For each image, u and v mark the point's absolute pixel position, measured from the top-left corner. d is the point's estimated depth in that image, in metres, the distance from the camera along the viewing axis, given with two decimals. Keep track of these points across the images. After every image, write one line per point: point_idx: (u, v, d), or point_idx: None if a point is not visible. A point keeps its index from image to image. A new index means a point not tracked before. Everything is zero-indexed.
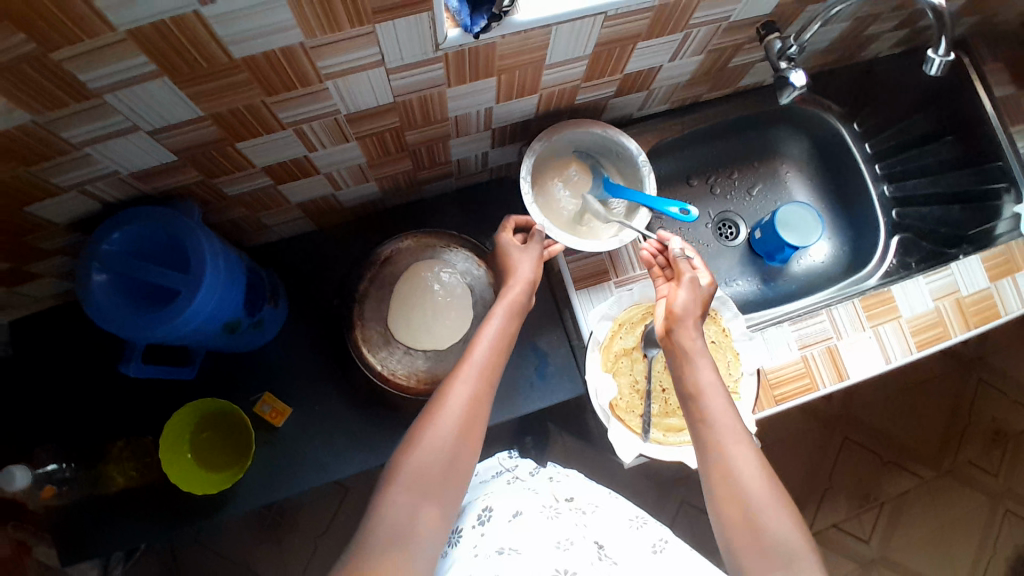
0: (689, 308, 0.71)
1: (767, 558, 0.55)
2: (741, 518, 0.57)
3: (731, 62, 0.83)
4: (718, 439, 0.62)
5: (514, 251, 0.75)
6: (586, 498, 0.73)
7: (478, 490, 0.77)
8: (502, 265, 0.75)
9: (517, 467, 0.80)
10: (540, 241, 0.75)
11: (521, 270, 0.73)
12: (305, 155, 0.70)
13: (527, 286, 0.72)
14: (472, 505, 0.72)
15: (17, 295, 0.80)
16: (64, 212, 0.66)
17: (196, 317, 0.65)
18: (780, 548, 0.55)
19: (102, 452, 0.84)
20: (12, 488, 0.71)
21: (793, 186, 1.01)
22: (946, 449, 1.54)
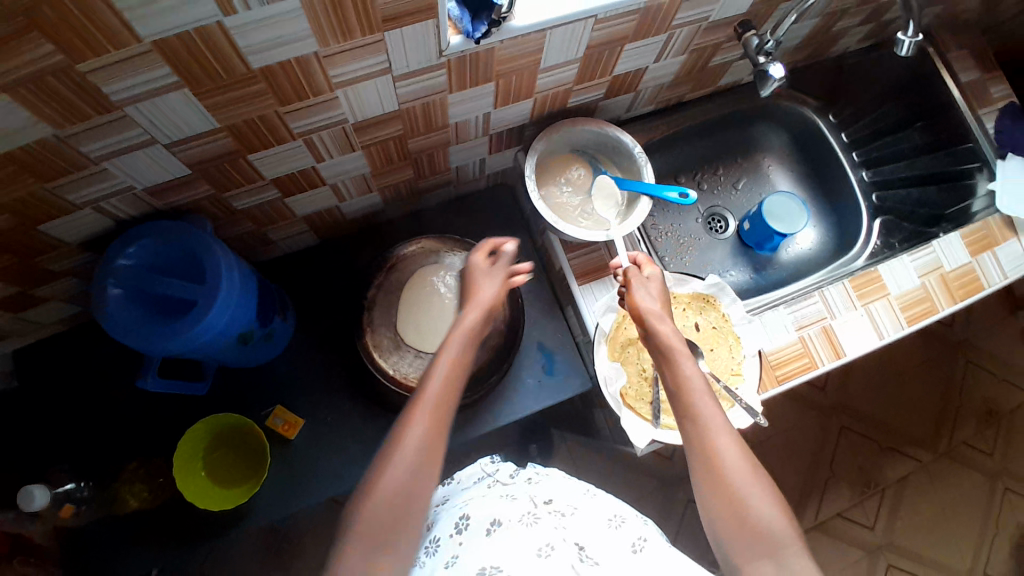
0: (653, 308, 0.69)
1: (754, 545, 0.55)
2: (723, 506, 0.57)
3: (712, 61, 0.88)
4: (704, 427, 0.60)
5: (479, 275, 0.69)
6: (564, 500, 0.71)
7: (460, 495, 0.77)
8: (466, 289, 0.69)
9: (498, 471, 0.81)
10: (505, 268, 0.70)
11: (483, 294, 0.67)
12: (312, 166, 0.73)
13: (483, 311, 0.65)
14: (451, 513, 0.71)
15: (25, 320, 0.80)
16: (76, 230, 0.67)
17: (211, 329, 0.66)
18: (767, 538, 0.55)
19: (113, 476, 0.83)
20: (31, 506, 0.71)
21: (775, 178, 1.04)
22: (942, 431, 1.58)
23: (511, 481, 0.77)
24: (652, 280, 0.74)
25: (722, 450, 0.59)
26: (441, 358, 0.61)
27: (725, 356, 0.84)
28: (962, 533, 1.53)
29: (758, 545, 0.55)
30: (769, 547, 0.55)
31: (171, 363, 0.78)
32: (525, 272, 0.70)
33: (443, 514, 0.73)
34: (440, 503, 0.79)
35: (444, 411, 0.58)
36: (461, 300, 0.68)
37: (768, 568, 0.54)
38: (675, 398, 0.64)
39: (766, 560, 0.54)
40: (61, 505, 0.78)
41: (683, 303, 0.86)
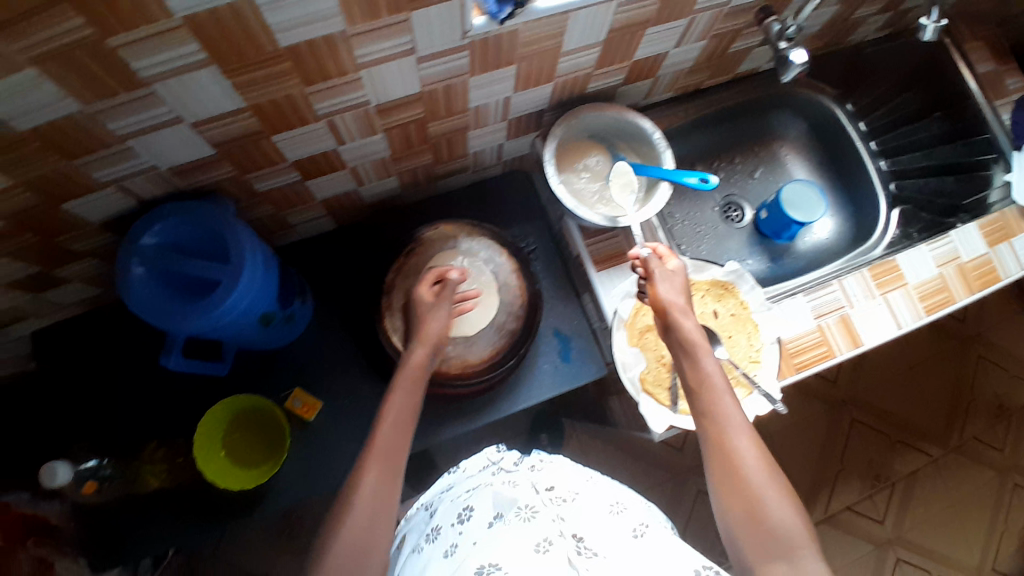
0: (678, 302, 0.70)
1: (768, 545, 0.55)
2: (740, 501, 0.57)
3: (731, 48, 0.87)
4: (726, 423, 0.62)
5: (425, 309, 0.77)
6: (566, 485, 0.74)
7: (466, 482, 0.79)
8: (416, 323, 0.77)
9: (502, 458, 0.82)
10: (450, 296, 0.78)
11: (431, 329, 0.76)
12: (333, 149, 0.73)
13: (430, 349, 0.74)
14: (455, 502, 0.73)
15: (44, 300, 0.81)
16: (100, 209, 0.67)
17: (233, 311, 0.66)
18: (781, 537, 0.55)
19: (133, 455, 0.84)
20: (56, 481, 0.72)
21: (792, 167, 1.04)
22: (953, 425, 1.58)
23: (515, 468, 0.79)
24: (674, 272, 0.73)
25: (742, 445, 0.60)
26: (388, 402, 0.68)
27: (744, 345, 0.84)
28: (972, 528, 1.53)
29: (774, 543, 0.55)
30: (783, 551, 0.54)
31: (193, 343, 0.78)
32: (473, 297, 0.83)
33: (447, 502, 0.75)
34: (446, 488, 0.82)
35: (394, 453, 0.64)
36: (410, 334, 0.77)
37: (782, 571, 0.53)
38: (693, 395, 0.65)
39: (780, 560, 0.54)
40: (84, 483, 0.77)
41: (702, 291, 0.86)
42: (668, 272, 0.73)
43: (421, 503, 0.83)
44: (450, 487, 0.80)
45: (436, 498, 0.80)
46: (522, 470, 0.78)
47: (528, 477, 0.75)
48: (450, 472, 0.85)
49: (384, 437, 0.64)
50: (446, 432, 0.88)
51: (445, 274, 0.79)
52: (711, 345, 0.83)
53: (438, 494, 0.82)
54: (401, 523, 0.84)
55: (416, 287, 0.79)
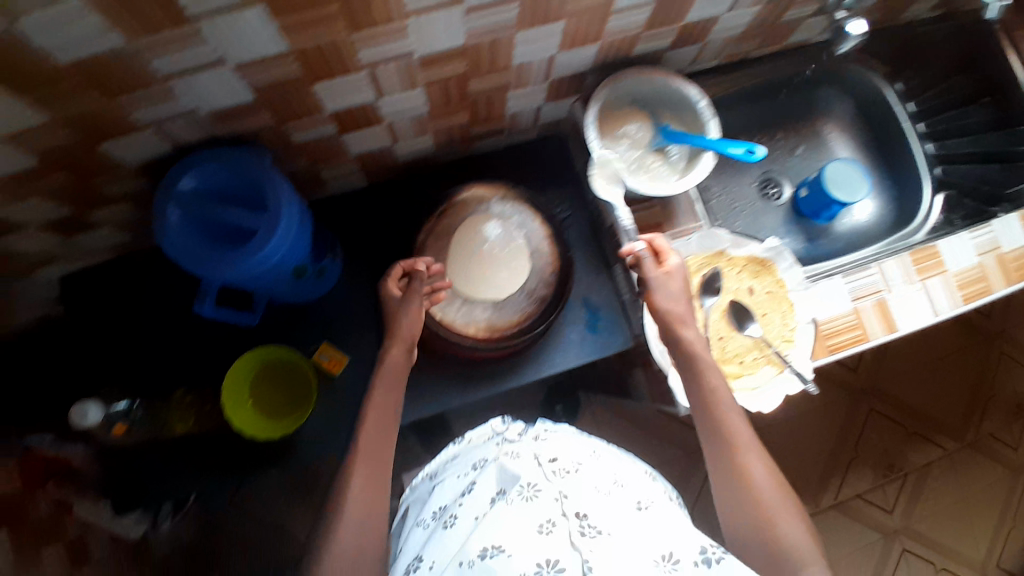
0: (677, 311, 0.72)
1: (771, 561, 0.60)
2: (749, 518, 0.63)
3: (784, 17, 0.84)
4: (737, 442, 0.67)
5: (396, 306, 0.77)
6: (569, 456, 0.73)
7: (469, 454, 0.82)
8: (389, 320, 0.77)
9: (507, 428, 0.84)
10: (420, 290, 0.77)
11: (407, 328, 0.76)
12: (372, 102, 0.70)
13: (404, 347, 0.75)
14: (463, 479, 0.76)
15: (75, 244, 0.81)
16: (135, 151, 0.66)
17: (268, 261, 0.66)
18: (785, 554, 0.60)
19: (162, 398, 0.85)
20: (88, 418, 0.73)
21: (835, 146, 1.01)
22: (970, 420, 1.56)
23: (519, 440, 0.79)
24: (672, 273, 0.73)
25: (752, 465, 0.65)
26: (369, 401, 0.73)
27: (778, 324, 0.82)
28: (981, 523, 1.53)
29: (780, 560, 0.60)
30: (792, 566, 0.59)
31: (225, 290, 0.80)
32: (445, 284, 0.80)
33: (450, 479, 0.79)
34: (450, 459, 0.86)
35: (380, 453, 0.70)
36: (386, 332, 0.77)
37: None
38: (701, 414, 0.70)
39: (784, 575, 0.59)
40: (115, 424, 0.78)
41: (739, 266, 0.84)
42: (668, 272, 0.73)
43: (426, 473, 0.89)
44: (455, 459, 0.84)
45: (439, 468, 0.86)
46: (525, 441, 0.78)
47: (531, 448, 0.75)
48: (454, 443, 0.89)
49: (367, 441, 0.70)
50: (469, 396, 0.88)
51: (412, 268, 0.79)
52: (745, 321, 0.82)
53: (444, 464, 0.86)
54: (406, 491, 0.91)
55: (385, 285, 0.78)
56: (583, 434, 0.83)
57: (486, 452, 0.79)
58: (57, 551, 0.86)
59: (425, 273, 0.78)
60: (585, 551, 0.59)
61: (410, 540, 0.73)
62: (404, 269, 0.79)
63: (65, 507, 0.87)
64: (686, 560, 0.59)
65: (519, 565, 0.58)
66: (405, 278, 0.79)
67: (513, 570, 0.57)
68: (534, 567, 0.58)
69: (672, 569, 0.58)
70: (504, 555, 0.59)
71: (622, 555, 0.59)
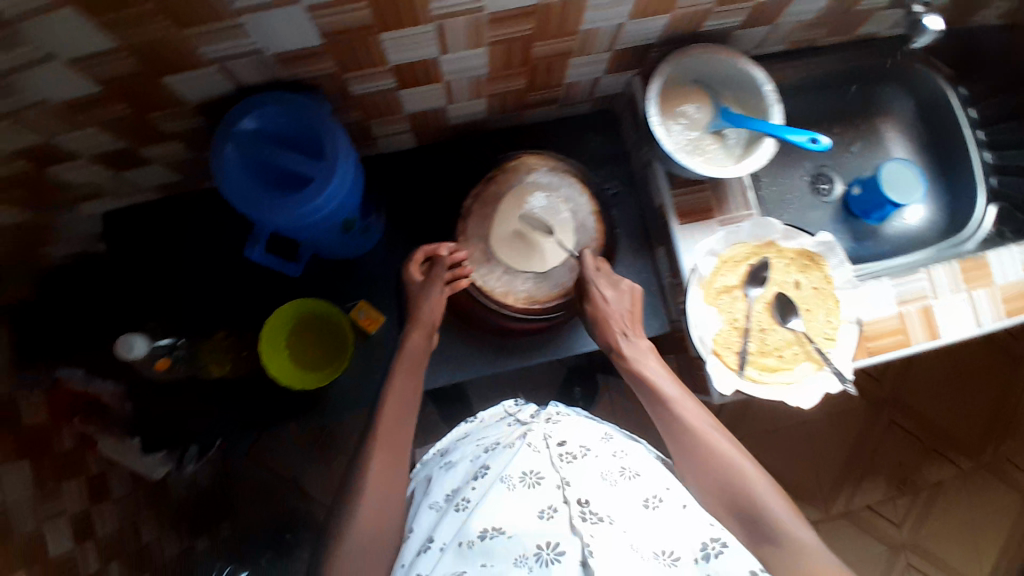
0: (612, 315, 0.80)
1: (752, 529, 0.64)
2: (721, 489, 0.66)
3: (858, 6, 0.82)
4: (692, 425, 0.71)
5: (417, 292, 0.79)
6: (578, 441, 0.71)
7: (482, 433, 0.83)
8: (411, 307, 0.79)
9: (521, 411, 0.84)
10: (441, 276, 0.78)
11: (430, 313, 0.77)
12: (435, 58, 0.69)
13: (424, 331, 0.78)
14: (474, 462, 0.74)
15: (123, 179, 0.81)
16: (197, 89, 0.65)
17: (319, 213, 0.66)
18: (763, 519, 0.63)
19: (203, 338, 0.87)
20: (135, 350, 0.73)
21: (891, 145, 0.98)
22: (987, 440, 1.50)
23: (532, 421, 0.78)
24: (605, 279, 0.81)
25: (714, 441, 0.69)
26: (388, 388, 0.74)
27: (822, 320, 0.81)
28: (988, 549, 1.47)
29: (770, 534, 0.62)
30: (767, 536, 0.62)
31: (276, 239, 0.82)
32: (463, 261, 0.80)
33: (458, 460, 0.78)
34: (462, 436, 0.86)
35: (394, 436, 0.72)
36: (408, 319, 0.79)
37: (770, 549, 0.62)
38: (655, 406, 0.75)
39: (767, 542, 0.62)
40: (157, 358, 0.79)
41: (787, 259, 0.82)
42: (602, 275, 0.82)
43: (437, 449, 0.88)
44: (467, 436, 0.84)
45: (452, 445, 0.85)
46: (538, 423, 0.76)
47: (541, 427, 0.74)
48: (465, 421, 0.89)
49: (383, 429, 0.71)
50: (501, 364, 0.90)
51: (435, 252, 0.80)
52: (788, 316, 0.81)
53: (454, 442, 0.86)
54: (417, 466, 0.89)
55: (408, 269, 0.81)
56: (598, 421, 0.83)
57: (499, 433, 0.79)
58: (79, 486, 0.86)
59: (448, 257, 0.79)
60: (587, 536, 0.59)
61: (419, 521, 0.72)
62: (426, 255, 0.80)
63: (88, 443, 0.89)
64: (687, 557, 0.59)
65: (521, 547, 0.59)
66: (428, 262, 0.80)
67: (515, 551, 0.59)
68: (535, 548, 0.59)
69: (672, 562, 0.58)
70: (505, 537, 0.60)
71: (625, 544, 0.59)
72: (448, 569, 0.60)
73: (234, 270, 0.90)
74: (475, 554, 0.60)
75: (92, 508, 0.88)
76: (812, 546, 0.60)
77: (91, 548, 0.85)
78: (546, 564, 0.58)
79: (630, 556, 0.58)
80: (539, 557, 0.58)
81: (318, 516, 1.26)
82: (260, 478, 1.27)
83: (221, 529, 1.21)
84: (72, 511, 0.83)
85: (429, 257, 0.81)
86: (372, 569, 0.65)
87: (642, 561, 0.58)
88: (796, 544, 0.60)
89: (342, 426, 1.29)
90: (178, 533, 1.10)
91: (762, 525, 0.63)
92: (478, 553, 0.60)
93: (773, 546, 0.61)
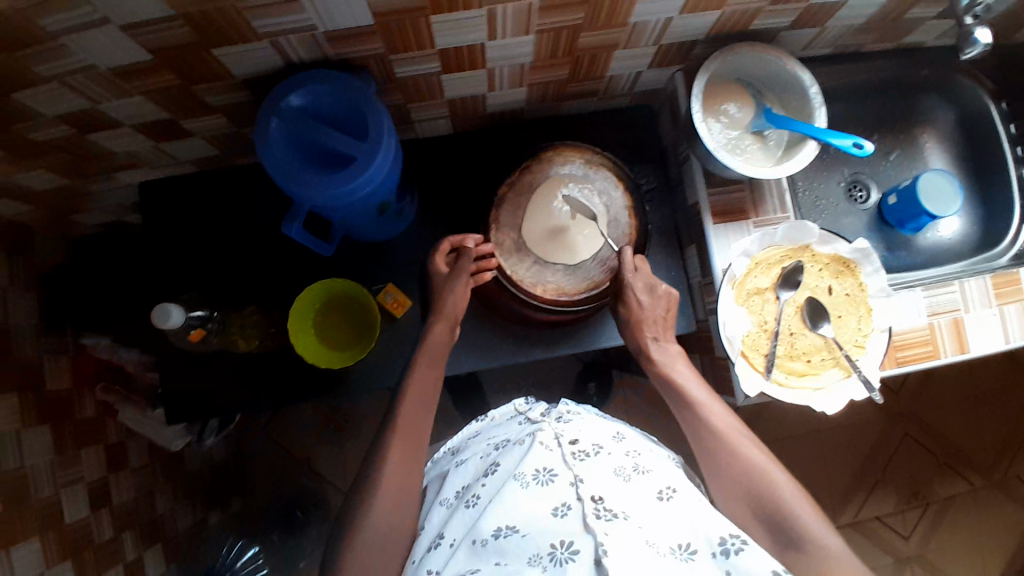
0: (642, 315, 0.80)
1: (777, 536, 0.63)
2: (747, 495, 0.66)
3: (908, 13, 0.81)
4: (720, 431, 0.71)
5: (443, 283, 0.80)
6: (590, 438, 0.72)
7: (493, 432, 0.83)
8: (435, 299, 0.80)
9: (530, 408, 0.85)
10: (466, 268, 0.79)
11: (454, 305, 0.78)
12: (481, 44, 0.68)
13: (448, 324, 0.78)
14: (483, 459, 0.74)
15: (162, 151, 0.81)
16: (246, 63, 0.65)
17: (358, 194, 0.66)
18: (789, 525, 0.62)
19: (234, 311, 0.88)
20: (169, 318, 0.72)
21: (929, 156, 0.96)
22: (1000, 458, 1.47)
23: (542, 419, 0.78)
24: (641, 277, 0.81)
25: (742, 447, 0.69)
26: (408, 381, 0.75)
27: (852, 327, 0.81)
28: (993, 568, 1.44)
29: (793, 536, 0.62)
30: (791, 540, 0.62)
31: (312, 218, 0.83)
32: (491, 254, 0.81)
33: (467, 458, 0.77)
34: (471, 436, 0.86)
35: (415, 428, 0.72)
36: (431, 309, 0.80)
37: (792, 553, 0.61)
38: (683, 413, 0.75)
39: (791, 548, 0.61)
40: (191, 329, 0.79)
41: (821, 264, 0.82)
42: (637, 272, 0.81)
43: (447, 448, 0.87)
44: (477, 435, 0.84)
45: (462, 444, 0.85)
46: (548, 420, 0.77)
47: (553, 427, 0.73)
48: (477, 420, 0.89)
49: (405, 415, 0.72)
50: (524, 356, 0.89)
51: (462, 244, 0.82)
52: (818, 321, 0.80)
53: (465, 440, 0.86)
54: (428, 466, 0.88)
55: (434, 260, 0.82)
56: (606, 417, 0.84)
57: (510, 431, 0.79)
58: (97, 453, 0.92)
59: (474, 249, 0.81)
60: (600, 534, 0.57)
61: (430, 517, 0.71)
62: (451, 248, 0.82)
63: (108, 411, 0.96)
64: (703, 551, 0.58)
65: (534, 546, 0.59)
66: (455, 254, 0.81)
67: (528, 549, 0.58)
68: (548, 547, 0.58)
69: (688, 557, 0.58)
70: (518, 535, 0.59)
71: (639, 540, 0.58)
72: (460, 566, 0.59)
73: (265, 247, 0.90)
74: (489, 553, 0.59)
75: (111, 476, 0.93)
76: (838, 552, 0.59)
77: (105, 515, 0.89)
78: (560, 564, 0.56)
79: (645, 552, 0.57)
80: (553, 557, 0.57)
81: (328, 496, 1.27)
82: (273, 456, 1.28)
83: (232, 504, 1.22)
84: (90, 477, 0.88)
85: (454, 249, 0.82)
86: (391, 551, 0.66)
87: (658, 558, 0.56)
88: (824, 550, 0.60)
89: (356, 407, 1.30)
90: (191, 506, 1.11)
91: (788, 531, 0.62)
92: (492, 551, 0.59)
93: (798, 552, 0.61)
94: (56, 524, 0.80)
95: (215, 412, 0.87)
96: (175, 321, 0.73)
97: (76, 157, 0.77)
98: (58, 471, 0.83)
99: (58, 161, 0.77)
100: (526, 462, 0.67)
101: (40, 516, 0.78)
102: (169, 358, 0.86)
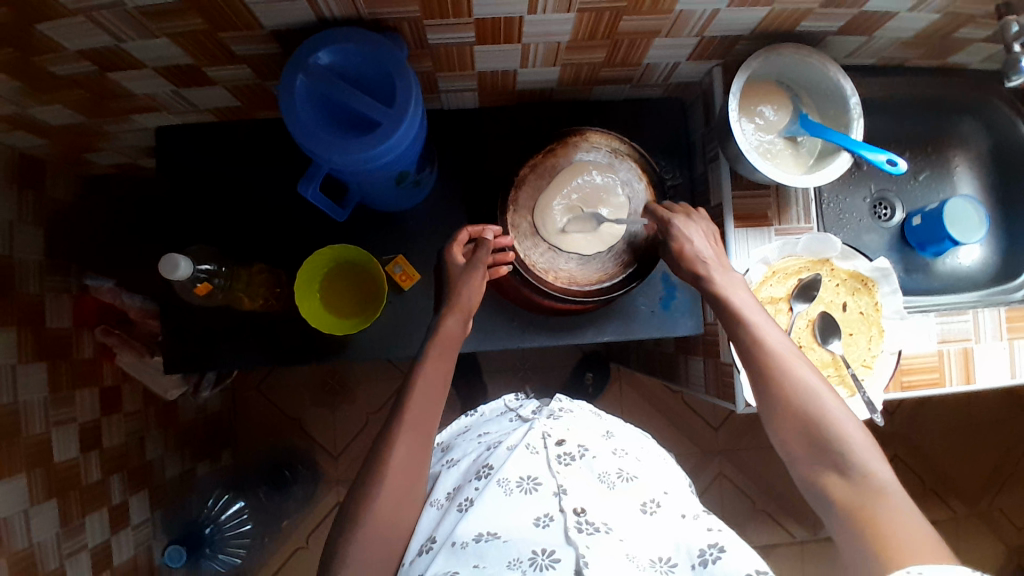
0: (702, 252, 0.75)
1: (816, 449, 0.59)
2: (796, 428, 0.61)
3: (957, 33, 0.79)
4: (769, 348, 0.65)
5: (459, 274, 0.77)
6: (577, 439, 0.72)
7: (484, 428, 0.83)
8: (449, 289, 0.77)
9: (521, 405, 0.84)
10: (483, 260, 0.76)
11: (463, 290, 0.76)
12: (520, 18, 0.67)
13: (460, 316, 0.75)
14: (476, 460, 0.73)
15: (183, 97, 0.80)
16: (277, 13, 0.63)
17: (382, 159, 0.65)
18: (834, 447, 0.58)
19: (247, 263, 0.87)
20: (178, 269, 0.71)
21: (960, 179, 0.94)
22: (985, 490, 1.47)
23: (534, 417, 0.77)
24: (693, 220, 0.77)
25: (788, 359, 0.64)
26: (421, 359, 0.72)
27: (862, 347, 0.80)
28: None
29: (835, 448, 0.58)
30: (835, 460, 0.58)
31: (327, 181, 0.82)
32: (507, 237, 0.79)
33: (459, 457, 0.77)
34: (463, 431, 0.87)
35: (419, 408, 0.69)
36: (444, 301, 0.77)
37: (835, 477, 0.57)
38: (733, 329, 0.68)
39: (830, 467, 0.58)
40: (198, 282, 0.76)
41: (839, 279, 0.81)
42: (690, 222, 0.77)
43: (436, 442, 0.88)
44: (467, 431, 0.85)
45: (453, 441, 0.85)
46: (539, 418, 0.76)
47: (542, 425, 0.73)
48: (468, 414, 0.90)
49: (412, 399, 0.69)
50: (525, 342, 0.88)
51: (479, 235, 0.80)
52: (827, 337, 0.79)
53: (455, 436, 0.86)
54: None
55: (451, 249, 0.79)
56: (598, 412, 0.82)
57: (501, 429, 0.79)
58: (92, 395, 0.92)
59: (493, 241, 0.78)
60: (582, 547, 0.58)
61: (421, 519, 0.69)
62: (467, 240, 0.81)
63: (107, 354, 0.95)
64: (683, 563, 0.58)
65: (515, 551, 0.59)
66: (471, 245, 0.79)
67: (510, 554, 0.59)
68: (529, 553, 0.59)
69: (668, 571, 0.58)
70: (500, 541, 0.60)
71: (621, 554, 0.58)
72: (439, 569, 0.58)
73: (279, 204, 0.89)
74: (468, 557, 0.58)
75: (103, 419, 0.93)
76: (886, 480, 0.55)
77: (95, 457, 0.89)
78: (540, 570, 0.57)
79: (625, 566, 0.57)
80: (533, 562, 0.58)
81: (317, 459, 1.28)
82: (265, 414, 1.29)
83: (222, 457, 1.23)
84: (83, 418, 0.89)
85: (471, 238, 0.80)
86: (382, 529, 0.65)
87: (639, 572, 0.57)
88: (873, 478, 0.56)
89: (353, 373, 1.30)
90: (181, 455, 1.11)
91: (833, 452, 0.58)
92: (472, 553, 0.59)
93: (841, 478, 0.57)
94: (44, 461, 0.80)
95: (214, 366, 0.86)
96: (185, 273, 0.72)
97: (94, 95, 0.76)
98: (51, 410, 0.83)
99: (75, 97, 0.75)
100: (509, 467, 0.67)
101: (29, 451, 0.78)
102: (174, 309, 0.85)
